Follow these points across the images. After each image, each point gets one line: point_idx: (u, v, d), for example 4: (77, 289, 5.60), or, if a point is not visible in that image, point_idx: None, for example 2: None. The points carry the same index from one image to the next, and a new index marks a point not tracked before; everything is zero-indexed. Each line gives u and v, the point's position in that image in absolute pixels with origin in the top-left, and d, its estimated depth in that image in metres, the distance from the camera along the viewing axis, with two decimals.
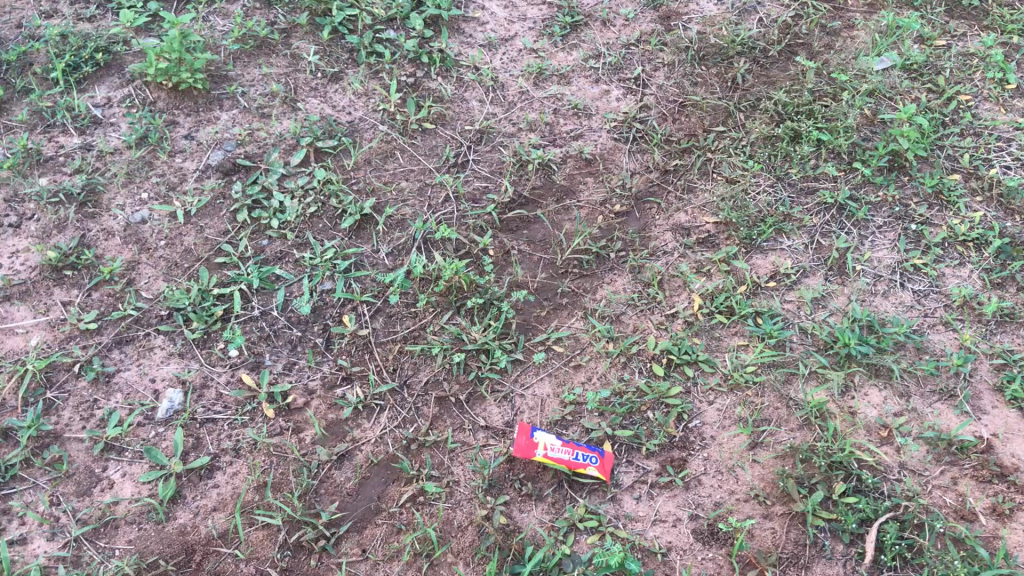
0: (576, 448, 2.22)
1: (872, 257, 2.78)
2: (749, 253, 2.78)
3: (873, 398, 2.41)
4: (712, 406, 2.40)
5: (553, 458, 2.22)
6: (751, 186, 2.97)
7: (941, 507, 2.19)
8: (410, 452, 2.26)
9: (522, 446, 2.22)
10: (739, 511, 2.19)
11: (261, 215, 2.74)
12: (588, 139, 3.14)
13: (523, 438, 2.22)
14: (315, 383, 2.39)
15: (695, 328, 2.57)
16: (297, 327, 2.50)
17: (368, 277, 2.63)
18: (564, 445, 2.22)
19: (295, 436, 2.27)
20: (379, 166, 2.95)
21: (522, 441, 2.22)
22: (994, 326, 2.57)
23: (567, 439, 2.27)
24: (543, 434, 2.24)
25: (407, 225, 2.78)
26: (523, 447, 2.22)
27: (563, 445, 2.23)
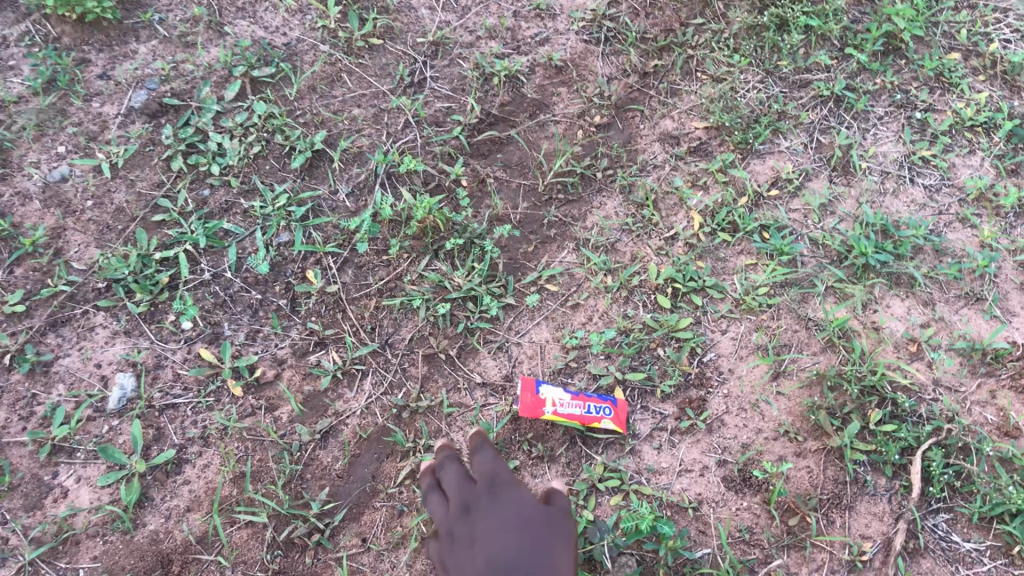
0: (588, 401, 1.99)
1: (877, 152, 2.56)
2: (747, 159, 2.52)
3: (896, 309, 2.25)
4: (726, 335, 2.19)
5: (564, 415, 1.98)
6: (739, 83, 2.67)
7: (982, 425, 2.07)
8: (402, 421, 2.02)
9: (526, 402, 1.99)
10: (770, 452, 2.01)
11: (198, 160, 2.40)
12: (556, 43, 2.78)
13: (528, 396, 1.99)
14: (284, 351, 2.11)
15: (699, 251, 2.32)
16: (256, 290, 2.20)
17: (330, 224, 2.33)
18: (574, 398, 1.99)
19: (269, 415, 2.01)
20: (326, 93, 2.61)
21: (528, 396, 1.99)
22: (1013, 219, 2.43)
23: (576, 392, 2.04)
24: (549, 389, 2.00)
25: (366, 158, 2.47)
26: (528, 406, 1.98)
27: (573, 398, 1.99)
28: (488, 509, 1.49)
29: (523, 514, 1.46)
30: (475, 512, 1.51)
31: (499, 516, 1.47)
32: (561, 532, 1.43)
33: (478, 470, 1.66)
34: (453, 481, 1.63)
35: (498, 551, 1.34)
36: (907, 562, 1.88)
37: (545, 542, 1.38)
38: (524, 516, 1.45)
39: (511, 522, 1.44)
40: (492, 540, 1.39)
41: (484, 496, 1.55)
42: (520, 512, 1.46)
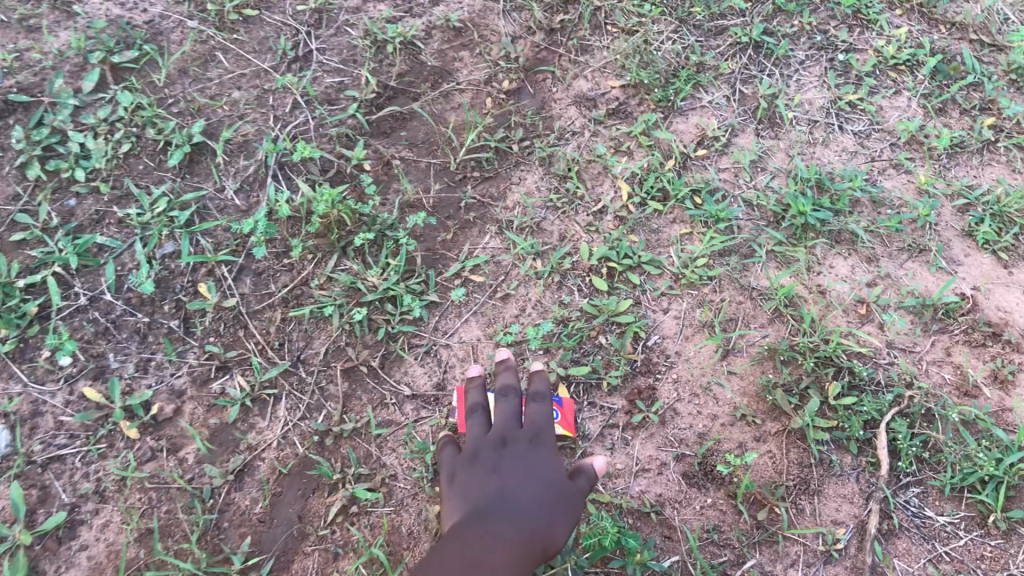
0: None
1: (802, 99, 2.43)
2: (669, 118, 2.35)
3: (840, 269, 2.12)
4: (668, 314, 2.03)
5: None
6: (653, 35, 2.49)
7: (942, 387, 1.95)
8: (326, 449, 1.80)
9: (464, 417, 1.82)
10: (728, 440, 1.86)
11: (58, 165, 2.09)
12: (452, 2, 2.55)
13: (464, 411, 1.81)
14: (182, 380, 1.86)
15: (631, 224, 2.14)
16: (142, 312, 1.93)
17: (220, 228, 2.07)
18: None
19: (173, 458, 1.76)
20: (200, 75, 2.32)
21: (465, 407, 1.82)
22: (946, 161, 2.34)
23: None
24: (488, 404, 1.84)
25: (253, 148, 2.20)
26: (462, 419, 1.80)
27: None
28: (519, 461, 1.46)
29: (546, 483, 1.43)
30: (510, 455, 1.48)
31: (526, 472, 1.44)
32: (572, 521, 1.40)
33: (530, 413, 1.60)
34: (508, 409, 1.57)
35: (504, 515, 1.32)
36: (883, 546, 1.76)
37: (551, 526, 1.35)
38: (548, 490, 1.42)
39: (534, 486, 1.41)
40: (508, 501, 1.36)
41: (528, 442, 1.51)
42: (544, 481, 1.42)
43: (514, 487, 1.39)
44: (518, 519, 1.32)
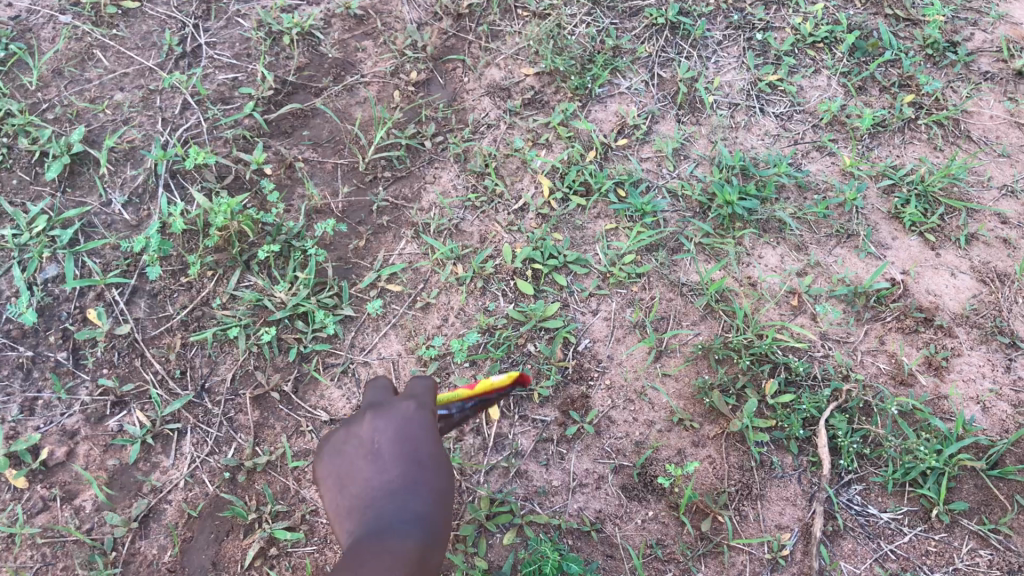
0: None
1: (722, 82, 2.35)
2: (587, 106, 2.24)
3: (769, 259, 2.06)
4: (598, 315, 1.94)
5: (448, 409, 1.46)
6: (566, 18, 2.37)
7: (877, 377, 1.91)
8: (239, 486, 1.65)
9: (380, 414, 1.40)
10: (666, 447, 1.79)
11: None
12: None
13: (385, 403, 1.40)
14: (73, 420, 1.69)
15: (554, 221, 2.04)
16: (24, 345, 1.75)
17: (108, 246, 1.89)
18: None
19: (68, 508, 1.60)
20: (77, 76, 2.12)
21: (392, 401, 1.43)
22: (869, 141, 2.29)
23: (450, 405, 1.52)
24: None
25: (141, 155, 2.02)
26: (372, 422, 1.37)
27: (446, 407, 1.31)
28: (389, 474, 1.15)
29: (423, 453, 1.17)
30: (369, 446, 1.18)
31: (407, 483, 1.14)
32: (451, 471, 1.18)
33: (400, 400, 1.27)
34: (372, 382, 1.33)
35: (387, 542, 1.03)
36: (829, 549, 1.70)
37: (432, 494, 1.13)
38: (423, 460, 1.16)
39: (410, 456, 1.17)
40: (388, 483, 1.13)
41: (388, 438, 1.18)
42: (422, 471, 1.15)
43: (377, 448, 1.18)
44: (374, 474, 1.15)
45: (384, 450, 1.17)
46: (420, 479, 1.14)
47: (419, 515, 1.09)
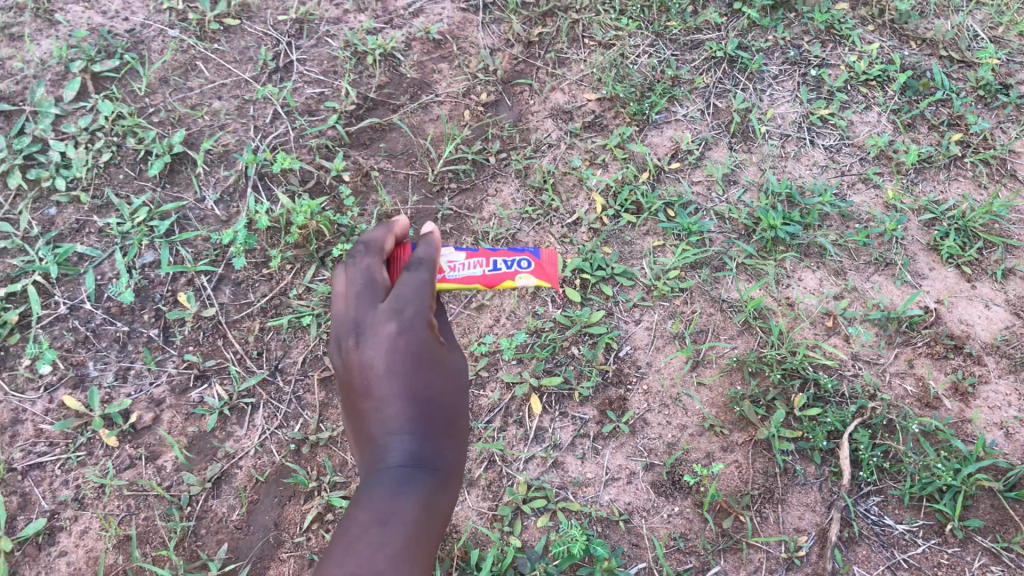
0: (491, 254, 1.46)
1: (775, 114, 2.47)
2: (644, 131, 2.39)
3: (808, 282, 2.17)
4: (640, 325, 2.08)
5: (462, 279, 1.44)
6: (629, 49, 2.52)
7: (904, 398, 2.01)
8: (302, 457, 1.83)
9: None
10: (696, 450, 1.91)
11: (39, 175, 2.12)
12: (431, 14, 2.59)
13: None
14: (160, 389, 1.89)
15: (604, 236, 2.18)
16: (121, 320, 1.96)
17: (200, 238, 2.10)
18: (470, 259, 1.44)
19: (151, 465, 1.79)
20: (180, 85, 2.34)
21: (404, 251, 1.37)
22: (914, 176, 2.39)
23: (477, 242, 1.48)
24: None
25: (233, 159, 2.23)
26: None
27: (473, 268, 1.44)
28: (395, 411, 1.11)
29: (423, 389, 1.12)
30: (362, 375, 1.13)
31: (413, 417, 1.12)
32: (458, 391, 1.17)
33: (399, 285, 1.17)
34: (358, 272, 1.19)
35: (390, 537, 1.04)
36: (844, 553, 1.81)
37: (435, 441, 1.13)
38: (422, 396, 1.12)
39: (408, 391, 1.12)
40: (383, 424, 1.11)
41: (381, 364, 1.12)
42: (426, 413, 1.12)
43: (372, 385, 1.12)
44: (372, 415, 1.12)
45: (381, 388, 1.12)
46: (420, 423, 1.12)
47: (415, 455, 1.11)
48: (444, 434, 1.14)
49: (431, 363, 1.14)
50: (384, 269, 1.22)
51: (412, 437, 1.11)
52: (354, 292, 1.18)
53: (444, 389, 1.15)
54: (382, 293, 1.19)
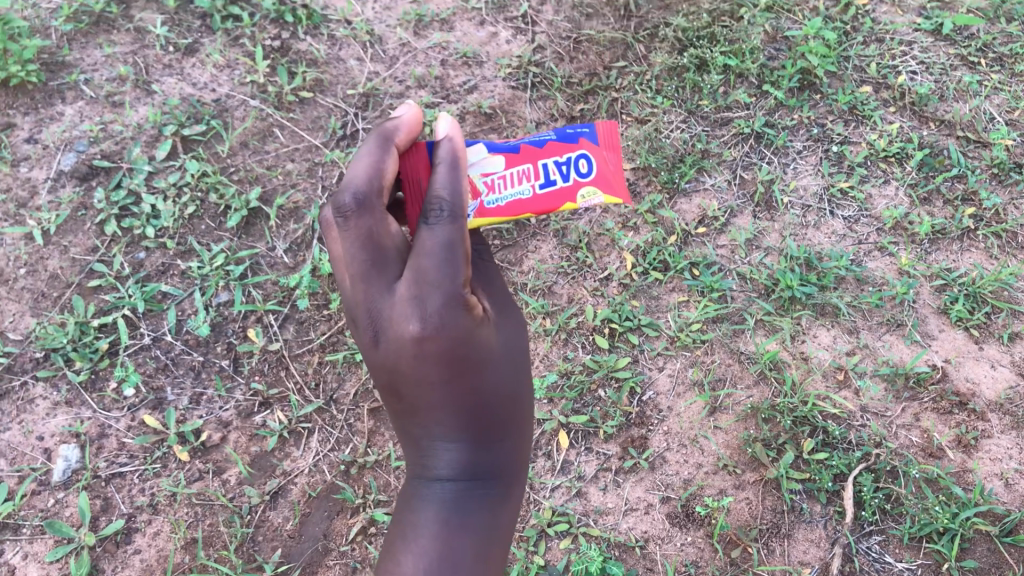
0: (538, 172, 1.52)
1: (798, 185, 2.66)
2: (674, 198, 2.60)
3: (823, 338, 2.34)
4: (663, 372, 2.27)
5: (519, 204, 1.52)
6: (663, 124, 2.73)
7: (909, 448, 2.15)
8: (351, 476, 2.06)
9: (412, 165, 1.40)
10: (710, 487, 2.09)
11: (132, 223, 2.40)
12: (484, 90, 2.81)
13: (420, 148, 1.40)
14: (228, 413, 2.14)
15: (633, 290, 2.40)
16: (197, 352, 2.22)
17: (269, 281, 2.34)
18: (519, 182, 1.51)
19: (217, 479, 2.05)
20: (259, 148, 2.62)
21: (405, 145, 1.34)
22: (927, 246, 2.55)
23: (522, 154, 1.52)
24: (483, 168, 1.50)
25: (302, 214, 2.48)
26: (416, 190, 1.41)
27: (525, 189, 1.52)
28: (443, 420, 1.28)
29: (463, 399, 1.27)
30: (405, 386, 1.25)
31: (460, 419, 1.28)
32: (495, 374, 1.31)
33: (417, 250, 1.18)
34: (363, 248, 1.18)
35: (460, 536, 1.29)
36: None
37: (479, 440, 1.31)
38: (465, 404, 1.27)
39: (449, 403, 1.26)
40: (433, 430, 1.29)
41: (417, 372, 1.21)
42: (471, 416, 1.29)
43: (417, 400, 1.25)
44: (425, 422, 1.28)
45: (427, 402, 1.25)
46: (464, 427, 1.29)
47: (463, 456, 1.31)
48: (481, 420, 1.29)
49: (460, 350, 1.21)
50: (390, 229, 1.21)
51: (458, 444, 1.30)
52: (360, 275, 1.19)
53: (475, 376, 1.25)
54: (390, 267, 1.20)
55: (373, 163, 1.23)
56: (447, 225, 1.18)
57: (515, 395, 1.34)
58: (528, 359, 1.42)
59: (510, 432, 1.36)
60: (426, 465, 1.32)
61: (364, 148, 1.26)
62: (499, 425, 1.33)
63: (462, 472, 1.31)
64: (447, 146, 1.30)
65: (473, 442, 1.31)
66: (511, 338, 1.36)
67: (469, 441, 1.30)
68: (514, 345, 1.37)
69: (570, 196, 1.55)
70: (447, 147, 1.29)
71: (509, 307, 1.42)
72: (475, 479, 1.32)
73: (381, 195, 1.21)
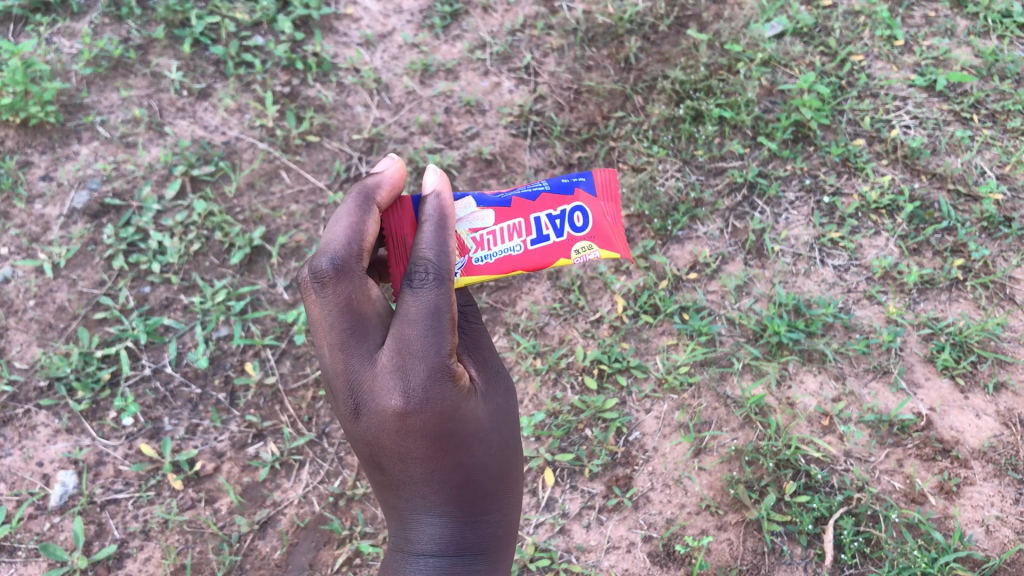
0: (529, 230, 1.58)
1: (789, 235, 2.66)
2: (666, 245, 2.65)
3: (809, 385, 2.37)
4: (650, 414, 2.36)
5: (511, 263, 1.58)
6: (658, 173, 2.77)
7: (891, 493, 2.20)
8: (339, 508, 2.20)
9: (396, 222, 1.49)
10: (692, 527, 2.19)
11: (138, 259, 2.53)
12: (486, 137, 2.88)
13: (404, 204, 1.48)
14: (223, 444, 2.29)
15: (623, 333, 2.48)
16: (196, 384, 2.37)
17: (268, 317, 2.46)
18: (511, 238, 1.58)
19: (209, 507, 2.21)
20: (264, 190, 2.71)
21: (388, 203, 1.46)
22: (917, 295, 2.52)
23: (513, 210, 1.58)
24: (473, 225, 1.57)
25: (303, 253, 2.57)
26: (400, 247, 1.48)
27: (517, 247, 1.58)
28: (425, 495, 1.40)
29: (442, 473, 1.39)
30: (387, 457, 1.38)
31: (441, 493, 1.40)
32: (480, 452, 1.42)
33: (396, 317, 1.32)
34: (344, 321, 1.33)
35: None
36: None
37: (458, 514, 1.43)
38: (446, 477, 1.39)
39: (429, 477, 1.38)
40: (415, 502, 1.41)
41: (400, 444, 1.35)
42: (451, 491, 1.41)
43: (401, 470, 1.38)
44: (409, 493, 1.40)
45: (410, 473, 1.38)
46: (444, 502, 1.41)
47: (444, 531, 1.42)
48: (463, 492, 1.42)
49: (440, 424, 1.34)
50: (369, 298, 1.35)
51: (439, 518, 1.42)
52: (340, 343, 1.34)
53: (458, 452, 1.38)
54: (370, 336, 1.35)
55: (352, 229, 1.37)
56: (427, 291, 1.31)
57: (500, 465, 1.46)
58: (515, 432, 1.53)
59: (495, 507, 1.47)
60: (410, 538, 1.44)
61: (345, 207, 1.39)
62: (482, 496, 1.45)
63: (445, 544, 1.43)
64: (434, 202, 1.42)
65: (456, 513, 1.43)
66: (500, 409, 1.48)
67: (451, 513, 1.42)
68: (502, 417, 1.48)
69: (564, 252, 1.60)
70: (433, 207, 1.41)
71: (499, 373, 1.53)
72: (457, 554, 1.43)
73: (359, 260, 1.35)
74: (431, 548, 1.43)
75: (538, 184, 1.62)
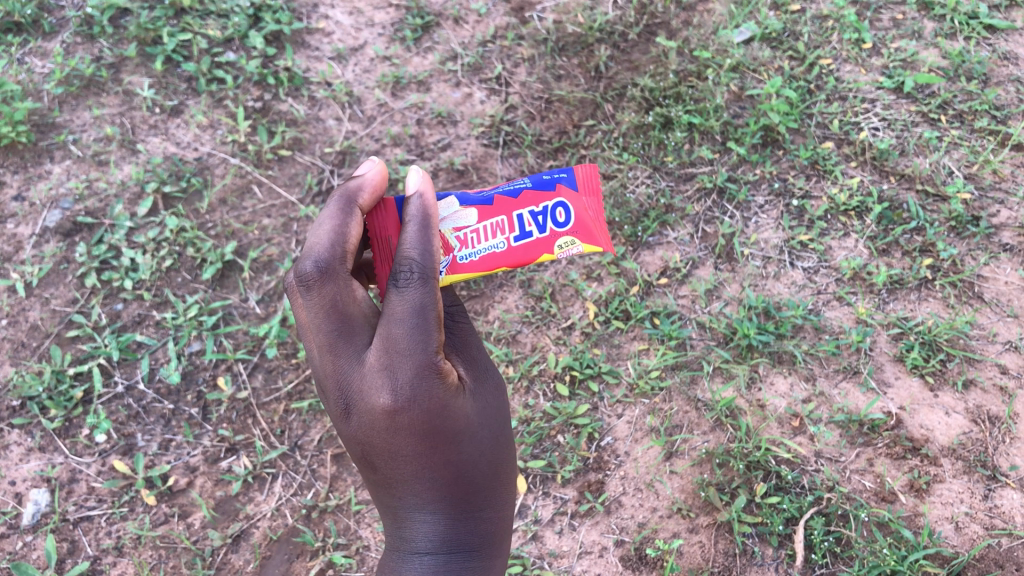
0: (513, 226, 1.59)
1: (758, 238, 2.67)
2: (637, 251, 2.67)
3: (780, 386, 2.39)
4: (621, 419, 2.40)
5: (495, 258, 1.59)
6: (629, 180, 2.79)
7: (861, 493, 2.22)
8: (312, 520, 2.24)
9: (381, 224, 1.50)
10: (664, 530, 2.23)
11: (110, 277, 2.55)
12: (457, 148, 2.90)
13: (387, 207, 1.49)
14: (195, 458, 2.32)
15: (594, 339, 2.51)
16: (168, 400, 2.40)
17: (240, 331, 2.50)
18: (495, 234, 1.58)
19: (181, 522, 2.25)
20: (236, 205, 2.72)
21: (371, 205, 1.46)
22: (886, 295, 2.53)
23: (497, 207, 1.59)
24: (458, 222, 1.57)
25: (275, 267, 2.60)
26: (384, 248, 1.50)
27: (501, 242, 1.59)
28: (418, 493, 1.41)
29: (434, 470, 1.40)
30: (379, 455, 1.39)
31: (435, 490, 1.42)
32: (471, 448, 1.44)
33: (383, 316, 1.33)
34: (332, 322, 1.34)
35: None
36: None
37: (452, 510, 1.44)
38: (438, 474, 1.40)
39: (421, 475, 1.40)
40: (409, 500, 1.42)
41: (392, 442, 1.36)
42: (444, 488, 1.42)
43: (394, 467, 1.39)
44: (402, 490, 1.42)
45: (402, 470, 1.39)
46: (437, 499, 1.42)
47: (439, 528, 1.43)
48: (455, 489, 1.43)
49: (430, 420, 1.36)
50: (355, 299, 1.35)
51: (433, 515, 1.43)
52: (328, 345, 1.34)
53: (448, 448, 1.40)
54: (357, 335, 1.35)
55: (335, 230, 1.36)
56: (412, 290, 1.32)
57: (490, 462, 1.48)
58: (506, 430, 1.54)
59: (487, 503, 1.49)
60: (405, 536, 1.45)
61: (328, 210, 1.39)
62: (475, 492, 1.46)
63: (438, 542, 1.44)
64: (417, 202, 1.41)
65: (448, 510, 1.44)
66: (489, 407, 1.49)
67: (444, 510, 1.44)
68: (492, 414, 1.50)
69: (547, 247, 1.62)
70: (416, 207, 1.40)
71: (488, 371, 1.54)
72: (451, 550, 1.45)
73: (343, 262, 1.34)
74: (425, 546, 1.44)
75: (520, 181, 1.63)
